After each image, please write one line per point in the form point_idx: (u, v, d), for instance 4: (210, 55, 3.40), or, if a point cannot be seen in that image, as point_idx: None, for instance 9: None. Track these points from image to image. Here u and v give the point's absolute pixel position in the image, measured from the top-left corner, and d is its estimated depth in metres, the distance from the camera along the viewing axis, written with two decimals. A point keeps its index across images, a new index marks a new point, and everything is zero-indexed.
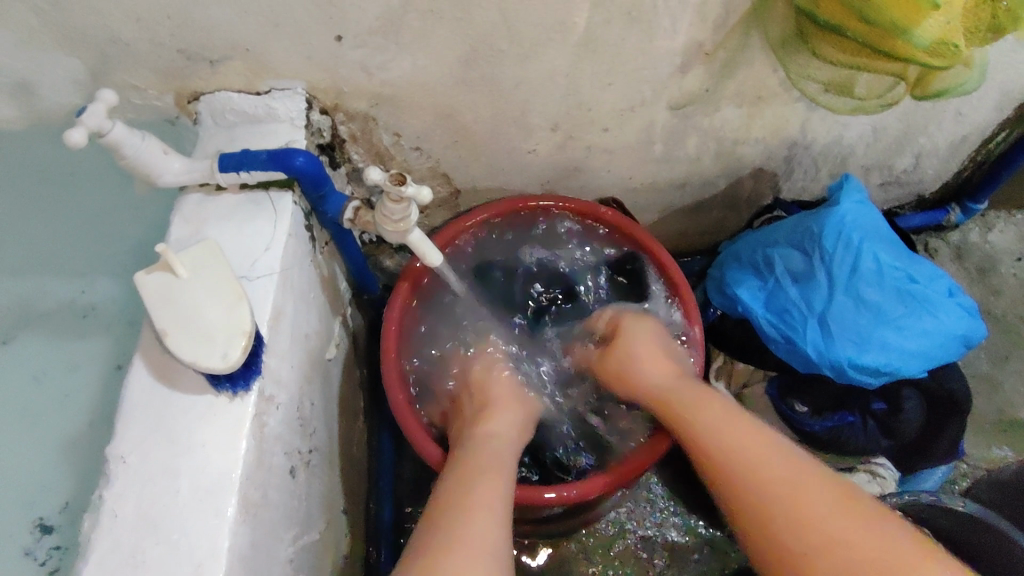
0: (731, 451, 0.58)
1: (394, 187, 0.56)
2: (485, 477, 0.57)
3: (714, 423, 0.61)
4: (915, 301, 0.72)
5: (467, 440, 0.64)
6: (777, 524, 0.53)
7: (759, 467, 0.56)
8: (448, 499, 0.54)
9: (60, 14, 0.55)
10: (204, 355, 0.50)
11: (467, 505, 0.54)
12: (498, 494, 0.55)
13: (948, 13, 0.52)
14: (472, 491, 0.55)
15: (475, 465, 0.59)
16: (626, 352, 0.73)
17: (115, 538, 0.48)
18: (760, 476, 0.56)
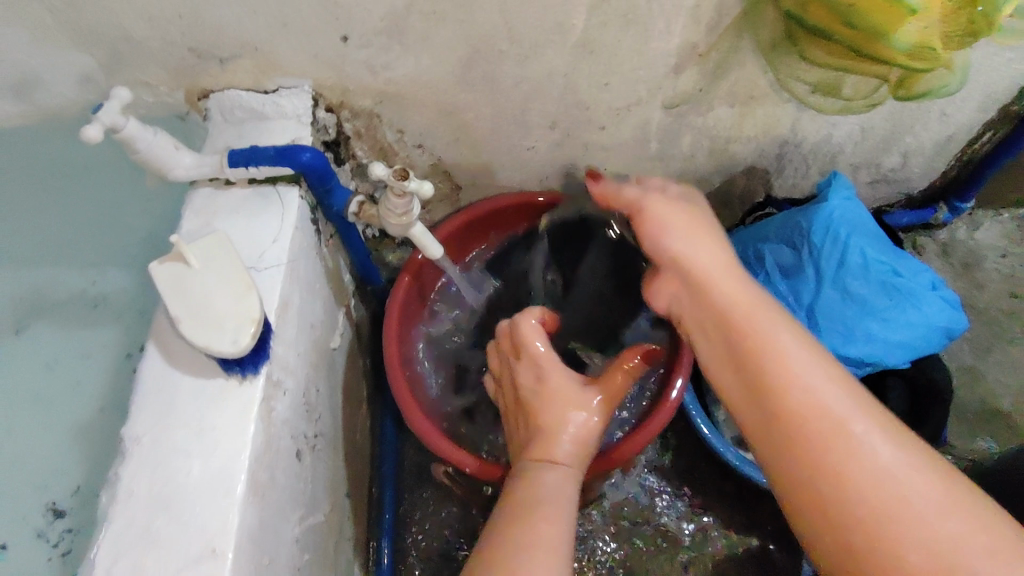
0: (789, 376, 0.48)
1: (398, 181, 0.59)
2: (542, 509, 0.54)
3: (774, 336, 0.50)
4: (899, 294, 0.75)
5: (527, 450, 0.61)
6: (822, 466, 0.44)
7: (814, 395, 0.47)
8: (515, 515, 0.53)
9: (77, 14, 0.57)
10: (216, 340, 0.52)
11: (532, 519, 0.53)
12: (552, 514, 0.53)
13: (925, 18, 0.54)
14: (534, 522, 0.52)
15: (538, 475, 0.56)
16: (663, 224, 0.60)
17: (130, 515, 0.50)
18: (809, 402, 0.46)
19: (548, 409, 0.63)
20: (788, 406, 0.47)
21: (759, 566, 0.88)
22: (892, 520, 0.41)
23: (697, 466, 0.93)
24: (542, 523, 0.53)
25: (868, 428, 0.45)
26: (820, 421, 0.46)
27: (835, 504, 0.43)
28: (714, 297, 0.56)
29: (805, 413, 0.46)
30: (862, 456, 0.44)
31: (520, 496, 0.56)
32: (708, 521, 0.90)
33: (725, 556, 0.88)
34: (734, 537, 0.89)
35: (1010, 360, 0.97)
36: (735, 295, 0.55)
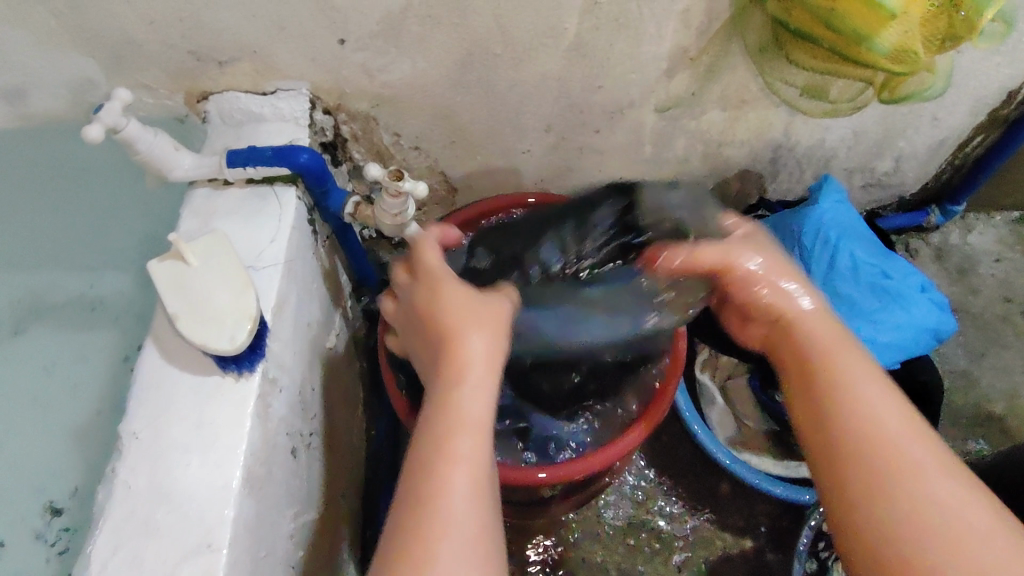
0: (864, 416, 0.48)
1: (393, 182, 0.60)
2: (452, 454, 0.46)
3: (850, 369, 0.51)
4: (888, 296, 0.76)
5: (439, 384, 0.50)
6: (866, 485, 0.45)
7: (879, 430, 0.47)
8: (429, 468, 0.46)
9: (78, 17, 0.58)
10: (214, 337, 0.53)
11: (439, 460, 0.46)
12: (468, 468, 0.46)
13: (905, 23, 0.55)
14: (434, 466, 0.46)
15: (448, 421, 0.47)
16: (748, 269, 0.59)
17: (128, 508, 0.51)
18: (873, 438, 0.47)
19: (466, 333, 0.51)
20: (863, 444, 0.47)
21: (753, 569, 0.88)
22: (955, 551, 0.41)
23: (691, 469, 0.93)
24: (458, 465, 0.46)
25: (934, 470, 0.45)
26: (884, 454, 0.46)
27: (894, 533, 0.43)
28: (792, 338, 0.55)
29: (875, 451, 0.46)
30: (929, 499, 0.43)
31: (433, 423, 0.48)
32: (703, 523, 0.90)
33: (719, 558, 0.89)
34: (728, 540, 0.90)
35: (1004, 364, 0.97)
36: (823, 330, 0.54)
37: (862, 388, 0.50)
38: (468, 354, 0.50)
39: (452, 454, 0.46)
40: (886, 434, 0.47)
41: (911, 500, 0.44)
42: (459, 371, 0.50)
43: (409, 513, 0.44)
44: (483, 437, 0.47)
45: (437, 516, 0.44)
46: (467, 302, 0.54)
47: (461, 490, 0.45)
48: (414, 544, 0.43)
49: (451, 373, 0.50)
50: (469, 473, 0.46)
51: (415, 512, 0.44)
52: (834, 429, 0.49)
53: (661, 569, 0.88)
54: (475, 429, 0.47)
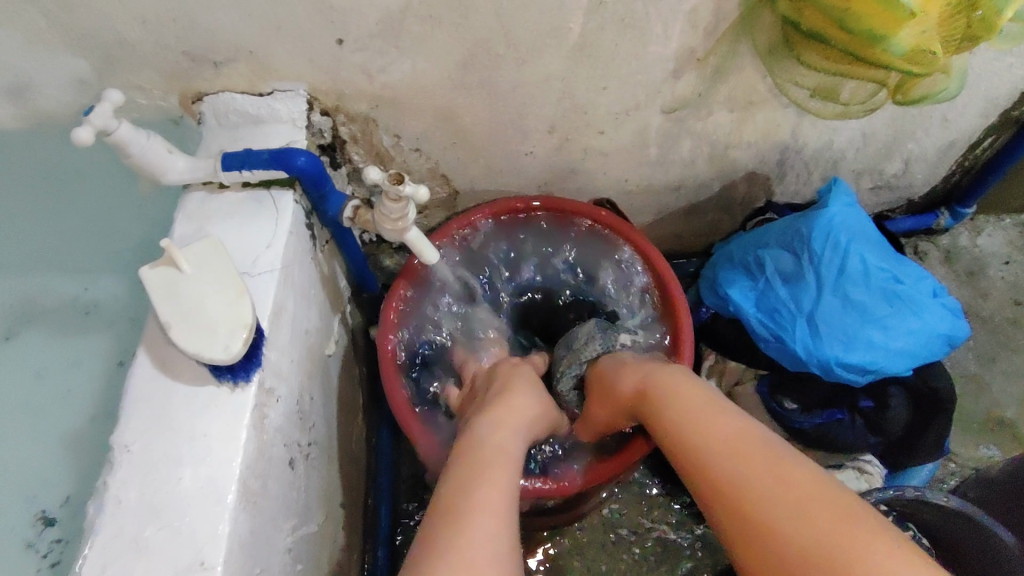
0: (713, 443, 0.53)
1: (393, 186, 0.58)
2: (488, 480, 0.52)
3: (688, 409, 0.58)
4: (900, 302, 0.75)
5: (467, 440, 0.58)
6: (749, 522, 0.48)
7: (730, 453, 0.52)
8: (463, 489, 0.51)
9: (68, 16, 0.57)
10: (207, 347, 0.51)
11: (479, 479, 0.52)
12: (497, 486, 0.52)
13: (923, 23, 0.54)
14: (471, 488, 0.51)
15: (479, 457, 0.55)
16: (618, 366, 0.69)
17: (118, 524, 0.49)
18: (725, 461, 0.52)
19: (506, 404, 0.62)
20: (716, 469, 0.52)
21: None
22: (809, 531, 0.45)
23: None
24: (492, 487, 0.51)
25: (773, 467, 0.50)
26: (733, 465, 0.51)
27: (759, 535, 0.47)
28: (643, 397, 0.63)
29: (725, 469, 0.51)
30: (785, 511, 0.47)
31: (466, 456, 0.55)
32: (709, 531, 0.89)
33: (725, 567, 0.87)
34: None
35: (1014, 369, 0.96)
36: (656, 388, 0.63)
37: (717, 431, 0.54)
38: (510, 414, 0.62)
39: (488, 478, 0.52)
40: (732, 447, 0.52)
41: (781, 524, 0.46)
42: (498, 423, 0.60)
43: (440, 522, 0.49)
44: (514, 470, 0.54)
45: (473, 520, 0.48)
46: (525, 389, 0.66)
47: (493, 504, 0.50)
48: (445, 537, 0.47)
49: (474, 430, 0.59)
50: (496, 491, 0.51)
51: (443, 520, 0.49)
52: (690, 462, 0.55)
53: None
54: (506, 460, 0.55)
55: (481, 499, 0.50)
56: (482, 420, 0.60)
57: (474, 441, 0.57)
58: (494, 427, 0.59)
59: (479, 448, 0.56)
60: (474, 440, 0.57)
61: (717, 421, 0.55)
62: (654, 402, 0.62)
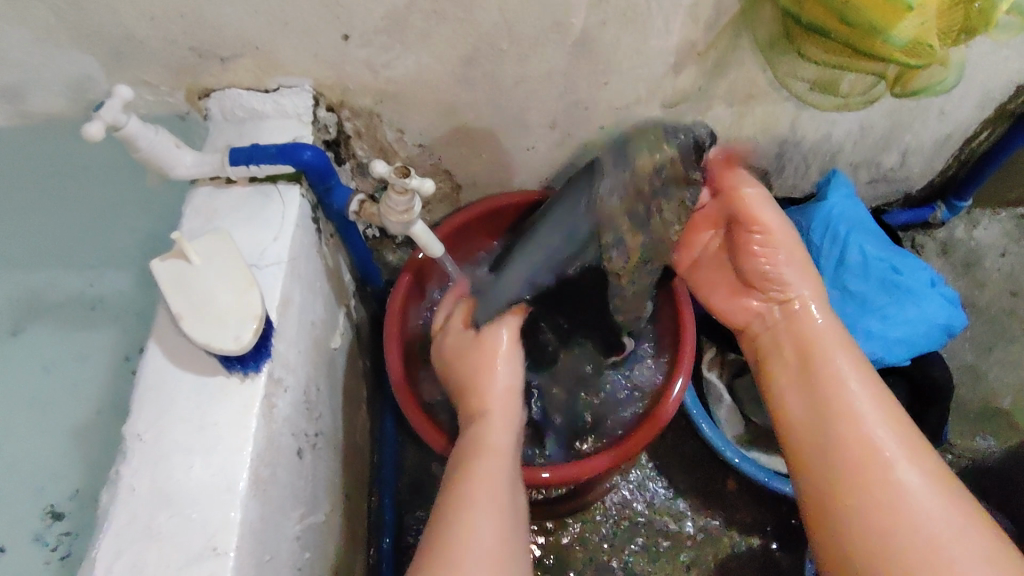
0: (859, 440, 0.56)
1: (399, 179, 0.59)
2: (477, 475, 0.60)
3: (835, 370, 0.61)
4: (898, 292, 0.76)
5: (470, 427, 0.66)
6: (851, 478, 0.55)
7: (863, 450, 0.56)
8: (476, 477, 0.60)
9: (77, 13, 0.57)
10: (218, 337, 0.52)
11: (470, 485, 0.59)
12: (497, 461, 0.62)
13: (923, 14, 0.55)
14: (478, 479, 0.60)
15: (484, 459, 0.61)
16: (762, 232, 0.68)
17: (132, 511, 0.50)
18: (860, 447, 0.56)
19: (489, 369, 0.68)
20: (839, 450, 0.57)
21: (762, 566, 0.88)
22: (890, 529, 0.51)
23: (697, 467, 0.93)
24: (490, 469, 0.61)
25: (913, 472, 0.54)
26: (870, 464, 0.55)
27: (842, 524, 0.54)
28: (802, 331, 0.65)
29: (845, 458, 0.56)
30: (903, 504, 0.52)
31: (486, 447, 0.63)
32: (711, 521, 0.90)
33: (726, 555, 0.88)
34: (736, 537, 0.89)
35: (1011, 359, 0.97)
36: (824, 337, 0.64)
37: (851, 388, 0.60)
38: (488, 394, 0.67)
39: (481, 475, 0.60)
40: (869, 442, 0.56)
41: (896, 506, 0.52)
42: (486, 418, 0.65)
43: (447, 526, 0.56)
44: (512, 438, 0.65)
45: (468, 533, 0.55)
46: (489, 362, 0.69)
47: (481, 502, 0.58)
48: (448, 551, 0.54)
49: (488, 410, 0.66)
50: (497, 491, 0.59)
51: (455, 496, 0.59)
52: (833, 421, 0.58)
53: (668, 567, 0.88)
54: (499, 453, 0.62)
55: (469, 512, 0.57)
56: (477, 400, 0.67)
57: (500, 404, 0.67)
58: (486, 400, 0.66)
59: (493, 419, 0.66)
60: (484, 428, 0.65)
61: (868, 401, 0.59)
62: (817, 363, 0.62)
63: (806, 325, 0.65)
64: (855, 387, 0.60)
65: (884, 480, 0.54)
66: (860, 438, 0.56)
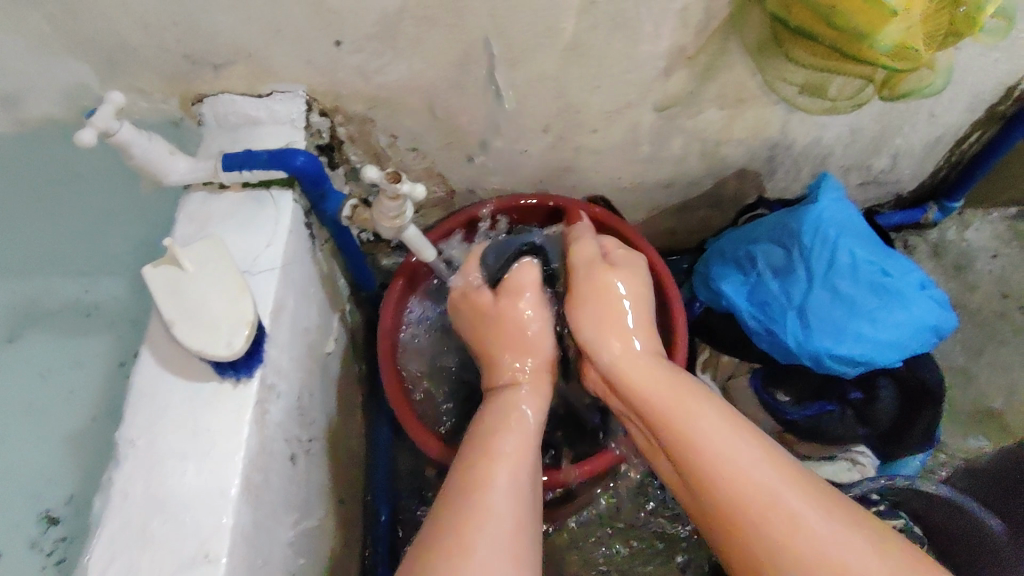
0: (722, 465, 0.52)
1: (391, 184, 0.59)
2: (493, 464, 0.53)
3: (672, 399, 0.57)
4: (888, 294, 0.76)
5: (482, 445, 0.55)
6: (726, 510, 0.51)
7: (730, 471, 0.51)
8: (476, 497, 0.50)
9: (71, 21, 0.58)
10: (210, 343, 0.53)
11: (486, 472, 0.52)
12: (511, 474, 0.53)
13: (908, 19, 0.56)
14: (484, 491, 0.51)
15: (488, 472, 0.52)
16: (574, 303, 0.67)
17: (125, 516, 0.50)
18: (716, 475, 0.52)
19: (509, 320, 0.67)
20: (716, 481, 0.52)
21: None
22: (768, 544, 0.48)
23: None
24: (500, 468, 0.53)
25: (766, 473, 0.51)
26: (740, 491, 0.50)
27: (751, 537, 0.49)
28: (636, 381, 0.60)
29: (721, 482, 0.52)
30: (770, 515, 0.49)
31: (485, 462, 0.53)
32: None
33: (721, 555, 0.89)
34: None
35: (1002, 361, 0.97)
36: (666, 382, 0.59)
37: (693, 416, 0.55)
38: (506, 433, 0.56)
39: (499, 453, 0.54)
40: (739, 469, 0.51)
41: (753, 528, 0.49)
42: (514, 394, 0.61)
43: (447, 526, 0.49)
44: (535, 442, 0.57)
45: (483, 531, 0.48)
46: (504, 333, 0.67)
47: (497, 497, 0.50)
48: (463, 524, 0.49)
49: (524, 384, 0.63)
50: (517, 468, 0.53)
51: (461, 497, 0.51)
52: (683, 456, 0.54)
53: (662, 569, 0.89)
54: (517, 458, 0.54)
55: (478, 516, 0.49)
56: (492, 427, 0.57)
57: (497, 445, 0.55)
58: (496, 371, 0.66)
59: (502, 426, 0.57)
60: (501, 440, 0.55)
61: (712, 413, 0.55)
62: (660, 414, 0.57)
63: (619, 371, 0.62)
64: (696, 413, 0.55)
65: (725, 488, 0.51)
66: (710, 444, 0.53)
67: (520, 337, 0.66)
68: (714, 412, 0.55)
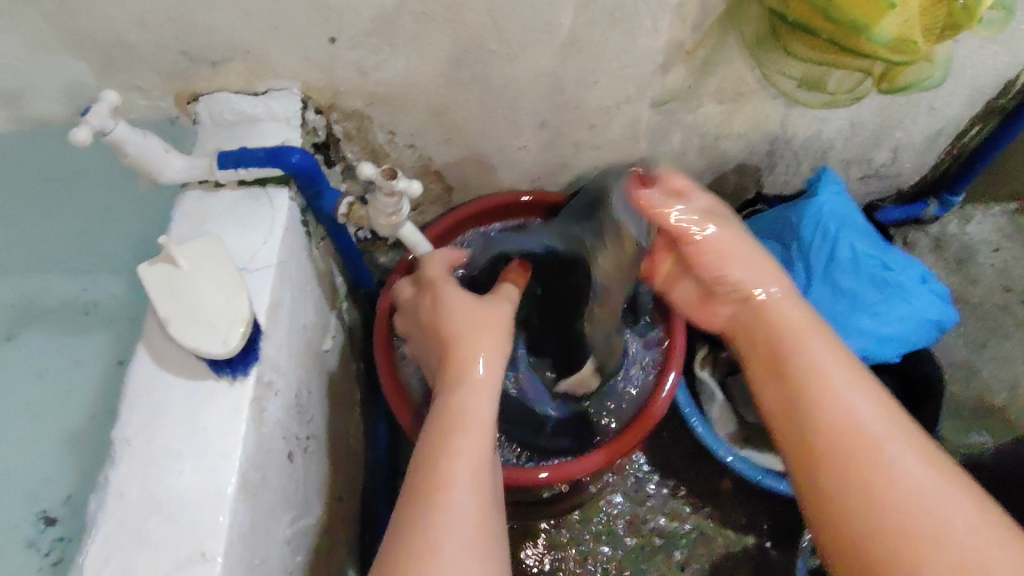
0: (851, 415, 0.51)
1: (387, 181, 0.59)
2: (455, 450, 0.51)
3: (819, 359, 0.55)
4: (889, 288, 0.76)
5: (438, 411, 0.55)
6: (869, 487, 0.47)
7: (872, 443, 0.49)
8: (439, 486, 0.49)
9: (65, 18, 0.58)
10: (206, 341, 0.52)
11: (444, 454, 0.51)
12: (470, 465, 0.51)
13: (905, 12, 0.55)
14: (441, 476, 0.50)
15: (447, 452, 0.51)
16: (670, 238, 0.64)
17: (121, 516, 0.50)
18: (868, 449, 0.49)
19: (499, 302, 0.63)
20: (864, 459, 0.49)
21: (756, 565, 0.88)
22: (921, 530, 0.45)
23: (694, 463, 0.93)
24: (459, 459, 0.51)
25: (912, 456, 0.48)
26: (860, 446, 0.49)
27: (877, 511, 0.46)
28: (773, 324, 0.59)
29: (841, 443, 0.50)
30: (909, 495, 0.46)
31: (437, 437, 0.53)
32: (704, 518, 0.90)
33: (721, 554, 0.89)
34: (730, 536, 0.89)
35: (1004, 354, 0.97)
36: (799, 322, 0.58)
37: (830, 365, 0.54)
38: (476, 397, 0.55)
39: (455, 449, 0.51)
40: (861, 421, 0.50)
41: (905, 505, 0.46)
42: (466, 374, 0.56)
43: (416, 512, 0.48)
44: (490, 429, 0.54)
45: (442, 528, 0.47)
46: (469, 308, 0.61)
47: (456, 485, 0.49)
48: (428, 510, 0.48)
49: (478, 366, 0.57)
50: (477, 449, 0.52)
51: (431, 484, 0.49)
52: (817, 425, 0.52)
53: (664, 567, 0.88)
54: (483, 439, 0.53)
55: (436, 512, 0.48)
56: (442, 400, 0.56)
57: (451, 422, 0.53)
58: (454, 354, 0.58)
59: (459, 411, 0.54)
60: (457, 406, 0.54)
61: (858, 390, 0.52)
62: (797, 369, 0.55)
63: (775, 316, 0.59)
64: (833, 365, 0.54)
65: (882, 470, 0.48)
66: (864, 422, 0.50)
67: (499, 324, 0.60)
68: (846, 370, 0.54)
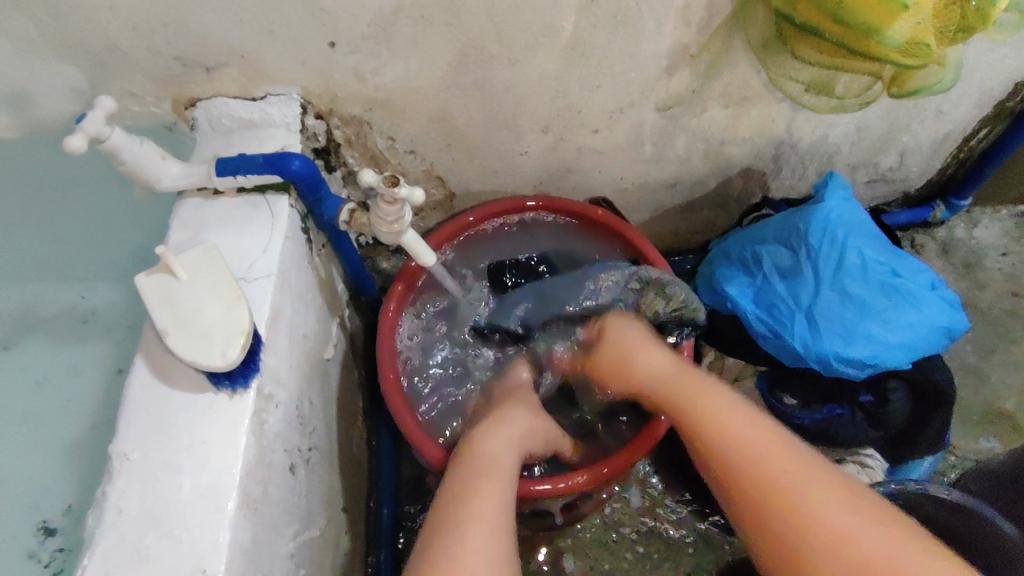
0: (743, 444, 0.56)
1: (388, 188, 0.58)
2: (479, 491, 0.53)
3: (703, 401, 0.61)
4: (898, 295, 0.75)
5: (454, 465, 0.57)
6: (774, 509, 0.52)
7: (768, 459, 0.55)
8: (472, 519, 0.51)
9: (58, 24, 0.56)
10: (203, 354, 0.51)
11: (476, 489, 0.54)
12: (499, 500, 0.53)
13: (918, 14, 0.54)
14: (467, 507, 0.52)
15: (477, 490, 0.54)
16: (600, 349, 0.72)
17: (120, 532, 0.49)
18: (763, 468, 0.54)
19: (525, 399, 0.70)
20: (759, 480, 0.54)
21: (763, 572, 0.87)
22: (823, 533, 0.50)
23: None
24: (493, 498, 0.53)
25: (795, 472, 0.53)
26: (749, 474, 0.55)
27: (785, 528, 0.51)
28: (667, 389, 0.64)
29: (738, 470, 0.55)
30: (808, 505, 0.51)
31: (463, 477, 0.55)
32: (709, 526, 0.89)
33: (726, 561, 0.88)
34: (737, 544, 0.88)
35: (1013, 360, 0.96)
36: (684, 377, 0.64)
37: (711, 404, 0.60)
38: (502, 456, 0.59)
39: (477, 489, 0.54)
40: (751, 445, 0.56)
41: (808, 518, 0.51)
42: (489, 433, 0.61)
43: (441, 541, 0.49)
44: (509, 477, 0.56)
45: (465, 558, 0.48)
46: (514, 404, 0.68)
47: (482, 520, 0.51)
48: (449, 539, 0.49)
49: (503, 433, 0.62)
50: (503, 492, 0.54)
51: (456, 516, 0.51)
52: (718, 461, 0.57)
53: None
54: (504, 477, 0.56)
55: (463, 537, 0.49)
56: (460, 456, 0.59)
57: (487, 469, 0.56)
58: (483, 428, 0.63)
59: (482, 464, 0.57)
60: (490, 464, 0.57)
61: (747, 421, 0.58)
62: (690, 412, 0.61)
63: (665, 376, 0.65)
64: (714, 403, 0.60)
65: (779, 483, 0.53)
66: (750, 448, 0.56)
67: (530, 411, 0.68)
68: (726, 406, 0.60)
